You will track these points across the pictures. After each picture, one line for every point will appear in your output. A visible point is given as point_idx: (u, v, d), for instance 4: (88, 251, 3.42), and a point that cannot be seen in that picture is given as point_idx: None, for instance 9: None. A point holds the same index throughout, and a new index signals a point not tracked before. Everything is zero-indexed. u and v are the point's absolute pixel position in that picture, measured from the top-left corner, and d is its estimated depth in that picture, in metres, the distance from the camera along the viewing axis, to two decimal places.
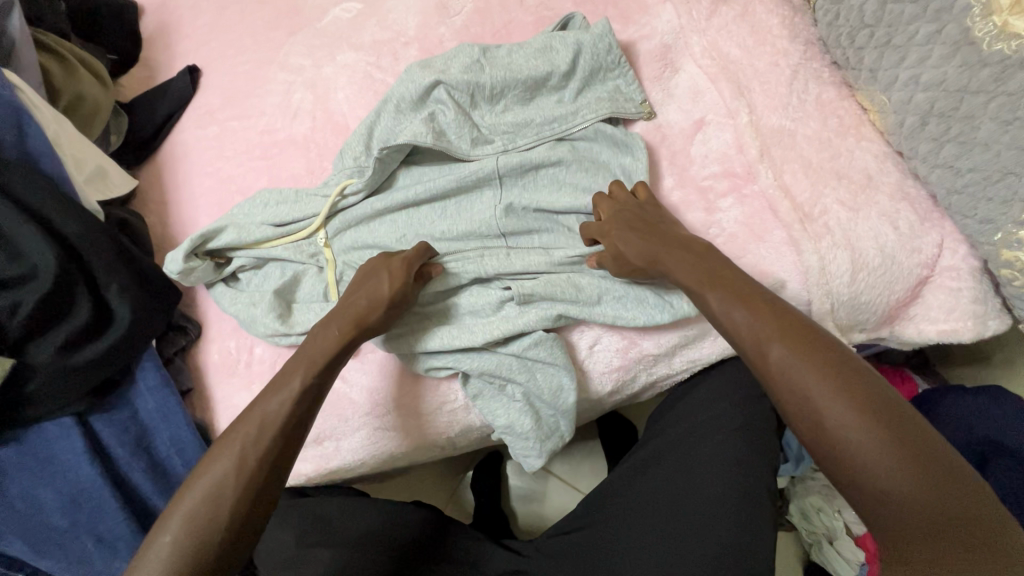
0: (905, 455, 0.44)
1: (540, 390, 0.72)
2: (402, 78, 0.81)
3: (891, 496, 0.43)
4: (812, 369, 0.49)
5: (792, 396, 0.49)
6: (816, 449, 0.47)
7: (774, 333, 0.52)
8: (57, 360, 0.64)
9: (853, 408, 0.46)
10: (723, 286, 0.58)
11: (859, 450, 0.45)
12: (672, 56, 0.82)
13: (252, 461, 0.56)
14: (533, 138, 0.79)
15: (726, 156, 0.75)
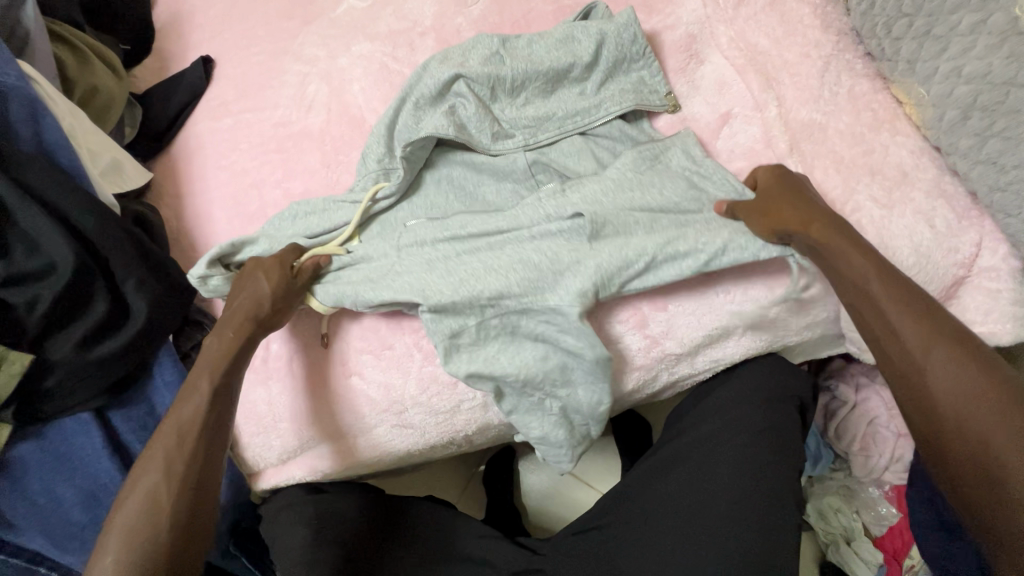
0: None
1: (578, 404, 0.70)
2: (422, 74, 0.80)
3: (1003, 467, 0.46)
4: (939, 349, 0.52)
5: (910, 370, 0.53)
6: (936, 420, 0.51)
7: (914, 312, 0.55)
8: (76, 355, 0.64)
9: (974, 385, 0.50)
10: (846, 269, 0.59)
11: (973, 423, 0.48)
12: (697, 47, 0.80)
13: (181, 470, 0.58)
14: (554, 133, 0.78)
15: (754, 151, 0.73)
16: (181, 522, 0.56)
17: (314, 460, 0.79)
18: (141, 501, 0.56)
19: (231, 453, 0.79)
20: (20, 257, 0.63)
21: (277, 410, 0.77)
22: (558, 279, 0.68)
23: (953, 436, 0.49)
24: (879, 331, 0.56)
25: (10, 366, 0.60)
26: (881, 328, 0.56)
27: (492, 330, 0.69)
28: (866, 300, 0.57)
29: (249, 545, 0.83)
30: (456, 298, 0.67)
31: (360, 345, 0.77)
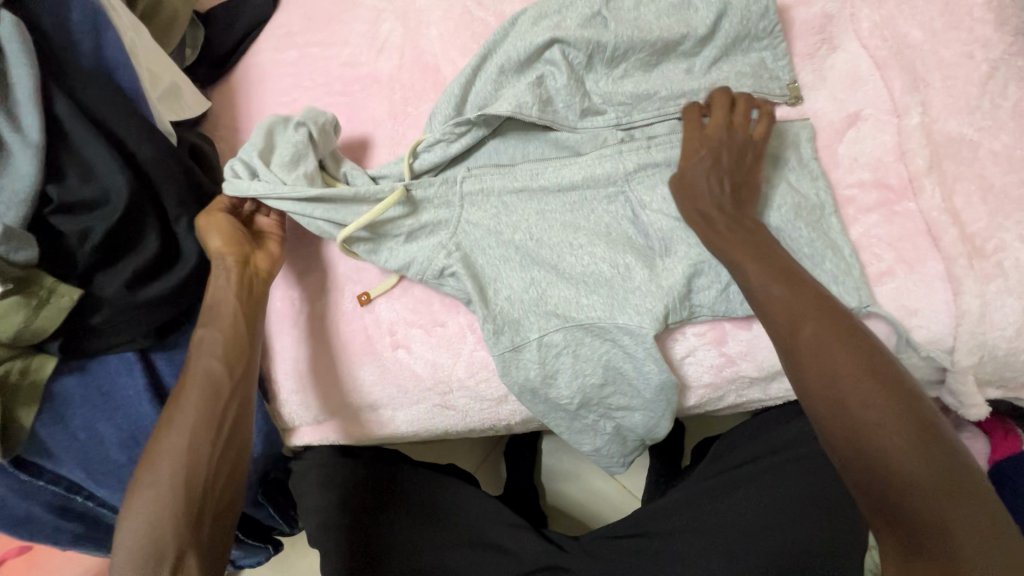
0: (915, 436, 0.46)
1: (634, 426, 0.69)
2: (512, 34, 0.72)
3: (897, 463, 0.46)
4: (846, 355, 0.51)
5: (822, 376, 0.50)
6: (831, 426, 0.49)
7: (810, 305, 0.53)
8: (124, 294, 0.61)
9: (881, 398, 0.48)
10: (784, 278, 0.55)
11: (872, 425, 0.47)
12: (833, 29, 0.69)
13: (198, 428, 0.55)
14: (652, 114, 0.70)
15: (882, 162, 0.63)
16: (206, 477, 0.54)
17: (348, 426, 0.77)
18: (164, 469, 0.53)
19: (268, 407, 0.77)
20: (74, 185, 0.60)
21: (319, 372, 0.74)
22: (628, 298, 0.63)
23: (855, 442, 0.48)
24: (796, 329, 0.53)
25: (59, 301, 0.58)
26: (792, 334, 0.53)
27: (556, 345, 0.65)
28: (768, 303, 0.55)
29: (277, 497, 0.84)
30: (520, 313, 0.66)
31: (410, 318, 0.72)
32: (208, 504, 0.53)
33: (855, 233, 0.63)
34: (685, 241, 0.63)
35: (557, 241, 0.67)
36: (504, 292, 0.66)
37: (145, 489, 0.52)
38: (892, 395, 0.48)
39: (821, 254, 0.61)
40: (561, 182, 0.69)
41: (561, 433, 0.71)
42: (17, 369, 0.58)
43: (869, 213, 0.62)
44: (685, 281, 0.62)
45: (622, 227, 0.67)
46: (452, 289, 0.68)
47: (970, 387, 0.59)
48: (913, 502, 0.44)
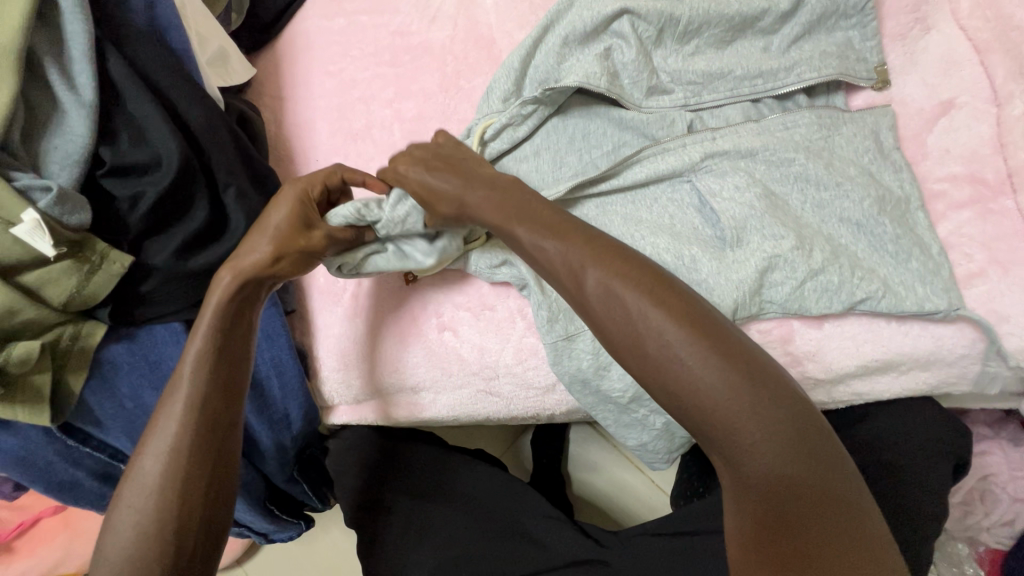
0: (732, 395, 0.43)
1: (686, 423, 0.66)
2: (577, 5, 0.67)
3: (781, 473, 0.42)
4: (645, 311, 0.46)
5: (660, 367, 0.45)
6: (664, 398, 0.46)
7: (585, 257, 0.50)
8: (173, 263, 0.60)
9: (745, 400, 0.43)
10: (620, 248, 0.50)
11: (753, 437, 0.43)
12: (927, 8, 0.64)
13: (174, 465, 0.51)
14: (725, 95, 0.66)
15: (976, 155, 0.59)
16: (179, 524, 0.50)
17: (388, 408, 0.75)
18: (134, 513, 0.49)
19: (308, 382, 0.75)
20: (126, 148, 0.58)
21: (363, 352, 0.72)
22: None
23: (735, 449, 0.43)
24: (614, 306, 0.48)
25: (110, 267, 0.57)
26: (576, 283, 0.50)
27: None
28: (570, 272, 0.50)
29: (310, 473, 0.81)
30: None
31: (458, 300, 0.70)
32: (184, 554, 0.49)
33: (944, 230, 0.58)
34: (757, 234, 0.59)
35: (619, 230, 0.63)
36: None
37: (119, 526, 0.50)
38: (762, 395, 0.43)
39: (906, 253, 0.57)
40: (624, 171, 0.66)
41: (607, 426, 0.69)
42: (68, 334, 0.58)
43: (959, 209, 0.58)
44: (758, 275, 0.58)
45: (687, 217, 0.63)
46: (507, 276, 0.66)
47: None
48: (790, 509, 0.42)
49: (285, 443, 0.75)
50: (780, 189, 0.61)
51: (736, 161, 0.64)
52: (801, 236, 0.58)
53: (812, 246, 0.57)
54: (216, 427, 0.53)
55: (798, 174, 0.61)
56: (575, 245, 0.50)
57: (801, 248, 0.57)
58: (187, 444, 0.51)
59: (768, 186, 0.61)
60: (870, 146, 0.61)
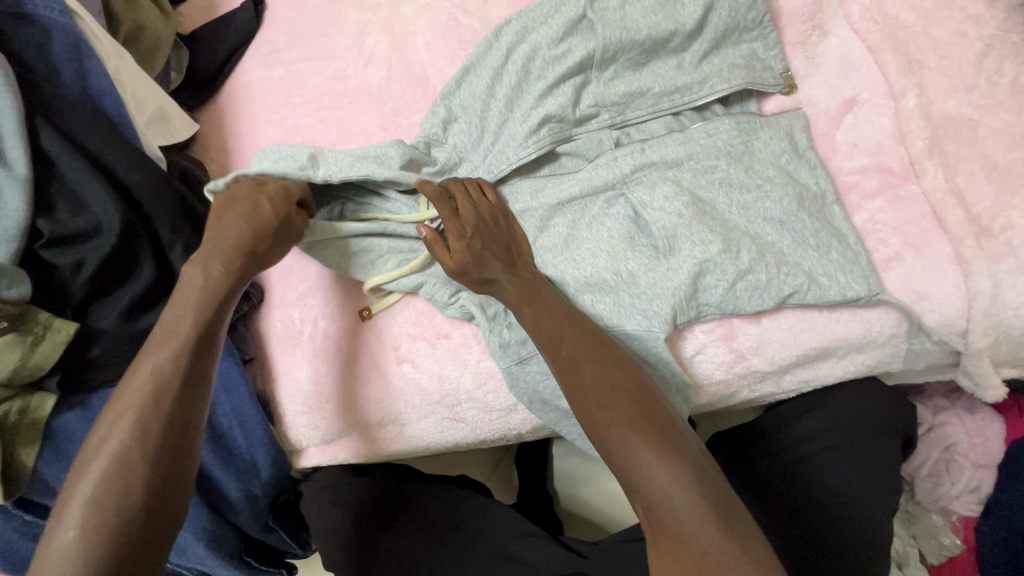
0: (652, 443, 0.49)
1: None
2: (498, 51, 0.71)
3: (682, 529, 0.45)
4: (598, 371, 0.54)
5: (603, 424, 0.51)
6: (604, 451, 0.51)
7: (554, 331, 0.58)
8: (123, 324, 0.61)
9: (661, 464, 0.48)
10: (578, 327, 0.58)
11: (659, 494, 0.47)
12: (822, 16, 0.68)
13: (124, 479, 0.49)
14: (647, 111, 0.70)
15: (881, 147, 0.63)
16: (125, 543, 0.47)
17: (355, 446, 0.75)
18: (73, 527, 0.47)
19: (273, 429, 0.75)
20: (64, 216, 0.59)
21: (324, 391, 0.73)
22: (634, 304, 0.63)
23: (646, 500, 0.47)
24: (567, 371, 0.55)
25: (56, 335, 0.57)
26: (549, 347, 0.57)
27: None
28: (541, 339, 0.58)
29: (287, 520, 0.80)
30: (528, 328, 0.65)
31: (413, 331, 0.71)
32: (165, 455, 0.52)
33: (859, 219, 0.62)
34: (688, 242, 0.62)
35: (561, 261, 0.66)
36: None
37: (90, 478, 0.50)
38: (680, 468, 0.47)
39: (826, 244, 0.60)
40: (561, 198, 0.69)
41: (575, 440, 0.70)
42: (16, 409, 0.58)
43: (870, 199, 0.62)
44: (691, 281, 0.61)
45: (624, 230, 0.66)
46: (458, 308, 0.68)
47: (982, 368, 0.60)
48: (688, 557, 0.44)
49: (255, 492, 0.74)
50: (707, 195, 0.65)
51: (665, 173, 0.67)
52: (727, 242, 0.61)
53: (739, 247, 0.61)
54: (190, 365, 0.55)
55: (722, 179, 0.64)
56: (543, 319, 0.59)
57: (728, 251, 0.60)
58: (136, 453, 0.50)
59: (696, 196, 0.65)
60: (784, 147, 0.65)
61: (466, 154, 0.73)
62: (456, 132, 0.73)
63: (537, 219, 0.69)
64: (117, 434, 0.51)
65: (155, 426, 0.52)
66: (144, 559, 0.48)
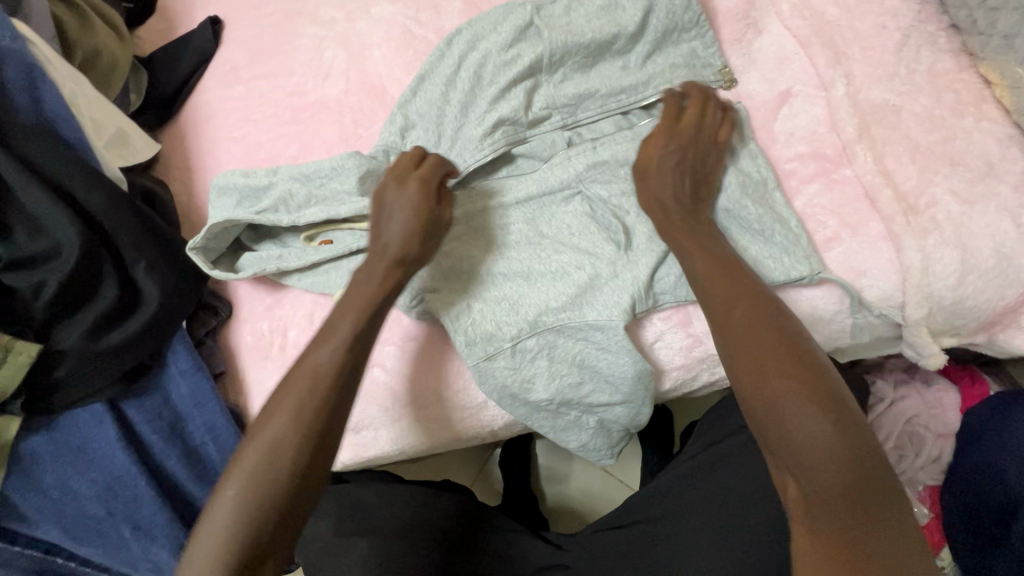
0: (840, 421, 0.49)
1: (616, 417, 0.71)
2: (452, 59, 0.74)
3: (857, 501, 0.47)
4: (744, 314, 0.54)
5: (758, 374, 0.52)
6: (751, 398, 0.52)
7: (730, 279, 0.57)
8: (86, 344, 0.62)
9: (830, 431, 0.48)
10: (717, 278, 0.57)
11: (815, 462, 0.48)
12: (756, 14, 0.72)
13: (264, 493, 0.52)
14: (596, 111, 0.73)
15: (816, 134, 0.66)
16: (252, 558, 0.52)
17: (329, 452, 0.76)
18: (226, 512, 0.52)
19: None
20: (22, 241, 0.60)
21: None
22: (594, 295, 0.66)
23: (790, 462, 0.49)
24: (729, 330, 0.54)
25: (17, 357, 0.58)
26: (727, 303, 0.56)
27: (530, 352, 0.67)
28: (706, 282, 0.57)
29: None
30: (493, 324, 0.67)
31: (382, 335, 0.73)
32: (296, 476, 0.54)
33: (800, 203, 0.65)
34: (641, 237, 0.67)
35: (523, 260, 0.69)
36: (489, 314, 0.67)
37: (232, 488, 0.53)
38: (853, 444, 0.48)
39: (768, 229, 0.63)
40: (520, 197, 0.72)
41: (547, 432, 0.72)
42: None
43: (807, 184, 0.65)
44: (648, 273, 0.65)
45: (585, 227, 0.70)
46: (423, 312, 0.69)
47: (923, 338, 0.63)
48: (851, 526, 0.47)
49: None
50: None
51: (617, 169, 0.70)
52: None
53: None
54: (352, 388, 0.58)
55: None
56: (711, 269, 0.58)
57: None
58: (261, 479, 0.53)
59: None
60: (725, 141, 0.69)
61: None
62: (414, 139, 0.76)
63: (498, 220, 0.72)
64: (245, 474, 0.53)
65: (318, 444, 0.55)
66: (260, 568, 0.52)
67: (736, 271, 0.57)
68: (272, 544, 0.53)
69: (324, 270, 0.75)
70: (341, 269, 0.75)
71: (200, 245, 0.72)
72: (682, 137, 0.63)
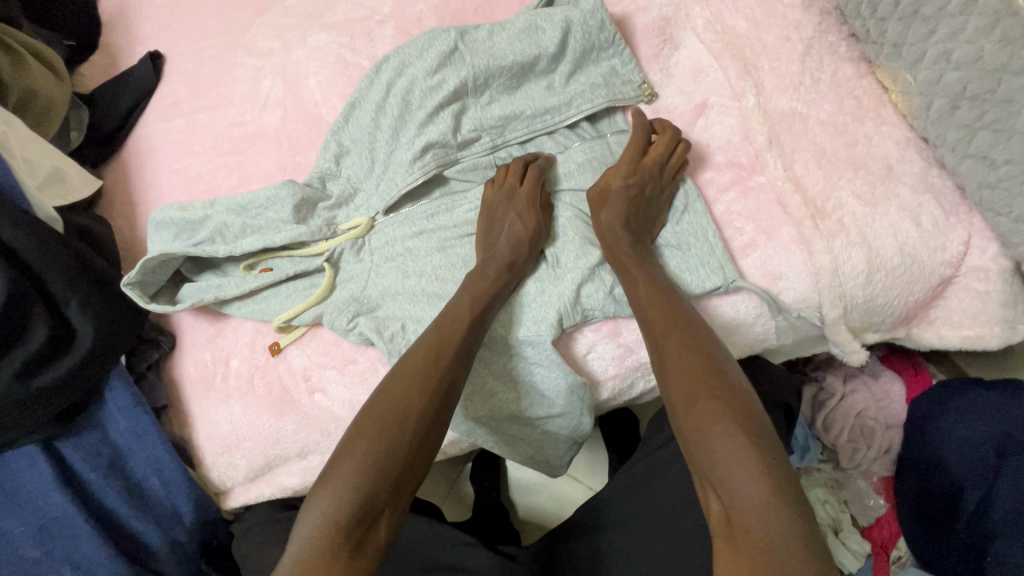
0: (752, 436, 0.50)
1: (559, 430, 0.71)
2: (380, 86, 0.75)
3: (764, 516, 0.46)
4: (674, 334, 0.58)
5: (680, 390, 0.54)
6: (675, 414, 0.54)
7: (663, 302, 0.60)
8: (17, 385, 0.61)
9: (741, 443, 0.49)
10: (655, 299, 0.61)
11: (734, 484, 0.48)
12: (671, 30, 0.75)
13: (397, 441, 0.56)
14: (523, 131, 0.75)
15: (731, 144, 0.68)
16: (367, 510, 0.53)
17: (276, 479, 0.77)
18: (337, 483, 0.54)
19: (194, 473, 0.76)
20: None
21: (239, 429, 0.74)
22: (523, 312, 0.68)
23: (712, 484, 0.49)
24: (661, 356, 0.58)
25: None
26: (658, 325, 0.59)
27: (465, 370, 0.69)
28: (642, 305, 0.61)
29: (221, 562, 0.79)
30: None
31: (322, 359, 0.73)
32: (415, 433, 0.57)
33: (717, 210, 0.67)
34: (570, 254, 0.69)
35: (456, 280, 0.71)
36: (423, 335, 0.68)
37: (353, 452, 0.56)
38: (771, 470, 0.48)
39: (686, 243, 0.67)
40: (455, 219, 0.74)
41: (491, 449, 0.70)
42: None
43: (723, 193, 0.67)
44: (573, 288, 0.67)
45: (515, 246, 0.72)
46: (359, 337, 0.70)
47: (842, 338, 0.63)
48: (759, 541, 0.45)
49: (180, 538, 0.72)
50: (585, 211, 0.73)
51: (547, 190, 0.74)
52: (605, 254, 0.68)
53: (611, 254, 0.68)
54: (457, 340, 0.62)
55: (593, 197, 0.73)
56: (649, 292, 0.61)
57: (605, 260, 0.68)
58: (404, 429, 0.57)
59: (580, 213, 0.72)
60: None
61: (360, 185, 0.77)
62: (349, 165, 0.77)
63: (433, 241, 0.74)
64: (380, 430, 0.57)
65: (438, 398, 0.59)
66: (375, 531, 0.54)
67: (671, 296, 0.61)
68: (389, 498, 0.55)
69: (263, 299, 0.76)
70: (280, 296, 0.76)
71: (136, 280, 0.73)
72: (648, 171, 0.67)
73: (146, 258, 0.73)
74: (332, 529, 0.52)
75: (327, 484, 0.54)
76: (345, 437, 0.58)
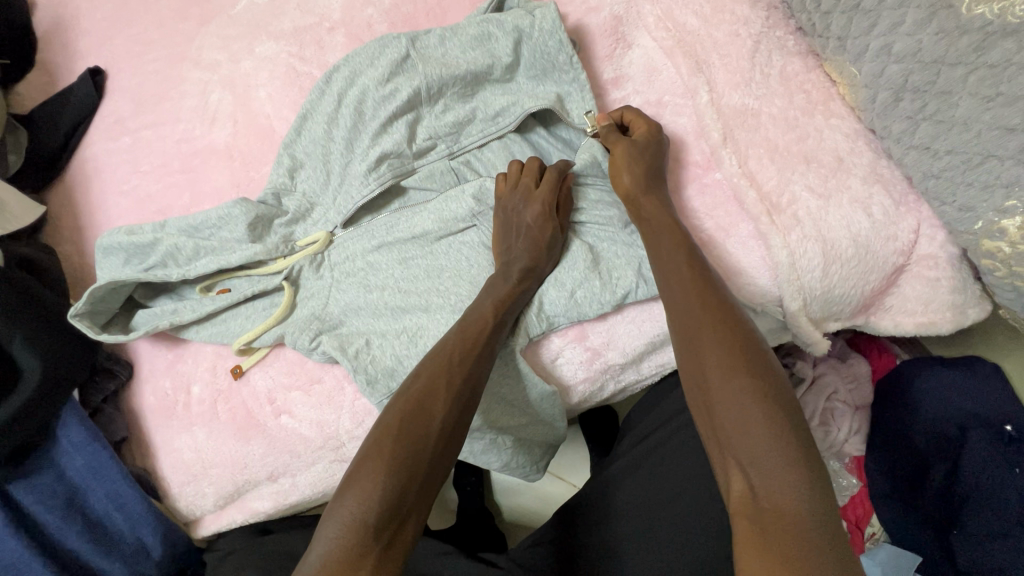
0: (765, 391, 0.48)
1: (533, 435, 0.70)
2: (332, 97, 0.74)
3: (774, 477, 0.44)
4: (691, 289, 0.56)
5: (695, 346, 0.53)
6: (688, 370, 0.53)
7: (677, 259, 0.58)
8: None
9: (752, 399, 0.48)
10: (670, 258, 0.59)
11: (765, 469, 0.45)
12: (624, 28, 0.74)
13: (423, 442, 0.53)
14: (479, 137, 0.74)
15: (685, 142, 0.69)
16: (396, 511, 0.50)
17: (247, 503, 0.75)
18: (362, 486, 0.51)
19: (160, 505, 0.74)
20: None
21: (204, 457, 0.72)
22: None
23: (740, 464, 0.46)
24: (675, 312, 0.56)
25: None
26: (674, 282, 0.57)
27: None
28: (660, 265, 0.60)
29: None
30: (393, 359, 0.66)
31: (287, 381, 0.71)
32: (440, 432, 0.55)
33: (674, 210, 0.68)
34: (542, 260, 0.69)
35: (421, 291, 0.69)
36: (389, 350, 0.66)
37: (375, 451, 0.53)
38: (804, 460, 0.45)
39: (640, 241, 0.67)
40: (415, 231, 0.72)
41: (467, 456, 0.68)
42: None
43: (681, 190, 0.68)
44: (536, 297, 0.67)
45: (480, 256, 0.71)
46: (323, 356, 0.68)
47: (805, 327, 0.63)
48: (772, 505, 0.43)
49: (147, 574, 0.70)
50: None
51: None
52: (570, 262, 0.68)
53: (574, 260, 0.67)
54: (487, 332, 0.61)
55: None
56: (666, 250, 0.60)
57: (566, 265, 0.68)
58: (431, 432, 0.54)
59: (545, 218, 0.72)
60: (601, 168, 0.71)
61: (316, 200, 0.75)
62: (304, 178, 0.75)
63: (398, 253, 0.72)
64: (403, 427, 0.54)
65: (461, 393, 0.57)
66: (403, 534, 0.50)
67: (689, 250, 0.59)
68: (416, 500, 0.52)
69: (223, 321, 0.74)
70: (240, 316, 0.74)
71: (84, 310, 0.70)
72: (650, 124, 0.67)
73: (94, 286, 0.70)
74: (362, 531, 0.49)
75: (352, 485, 0.51)
76: (365, 443, 0.54)
